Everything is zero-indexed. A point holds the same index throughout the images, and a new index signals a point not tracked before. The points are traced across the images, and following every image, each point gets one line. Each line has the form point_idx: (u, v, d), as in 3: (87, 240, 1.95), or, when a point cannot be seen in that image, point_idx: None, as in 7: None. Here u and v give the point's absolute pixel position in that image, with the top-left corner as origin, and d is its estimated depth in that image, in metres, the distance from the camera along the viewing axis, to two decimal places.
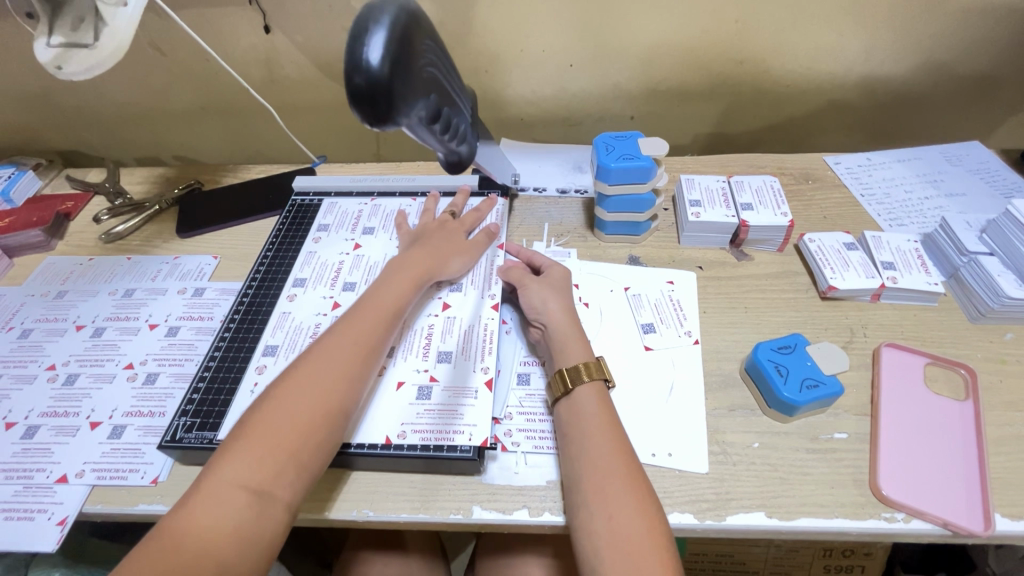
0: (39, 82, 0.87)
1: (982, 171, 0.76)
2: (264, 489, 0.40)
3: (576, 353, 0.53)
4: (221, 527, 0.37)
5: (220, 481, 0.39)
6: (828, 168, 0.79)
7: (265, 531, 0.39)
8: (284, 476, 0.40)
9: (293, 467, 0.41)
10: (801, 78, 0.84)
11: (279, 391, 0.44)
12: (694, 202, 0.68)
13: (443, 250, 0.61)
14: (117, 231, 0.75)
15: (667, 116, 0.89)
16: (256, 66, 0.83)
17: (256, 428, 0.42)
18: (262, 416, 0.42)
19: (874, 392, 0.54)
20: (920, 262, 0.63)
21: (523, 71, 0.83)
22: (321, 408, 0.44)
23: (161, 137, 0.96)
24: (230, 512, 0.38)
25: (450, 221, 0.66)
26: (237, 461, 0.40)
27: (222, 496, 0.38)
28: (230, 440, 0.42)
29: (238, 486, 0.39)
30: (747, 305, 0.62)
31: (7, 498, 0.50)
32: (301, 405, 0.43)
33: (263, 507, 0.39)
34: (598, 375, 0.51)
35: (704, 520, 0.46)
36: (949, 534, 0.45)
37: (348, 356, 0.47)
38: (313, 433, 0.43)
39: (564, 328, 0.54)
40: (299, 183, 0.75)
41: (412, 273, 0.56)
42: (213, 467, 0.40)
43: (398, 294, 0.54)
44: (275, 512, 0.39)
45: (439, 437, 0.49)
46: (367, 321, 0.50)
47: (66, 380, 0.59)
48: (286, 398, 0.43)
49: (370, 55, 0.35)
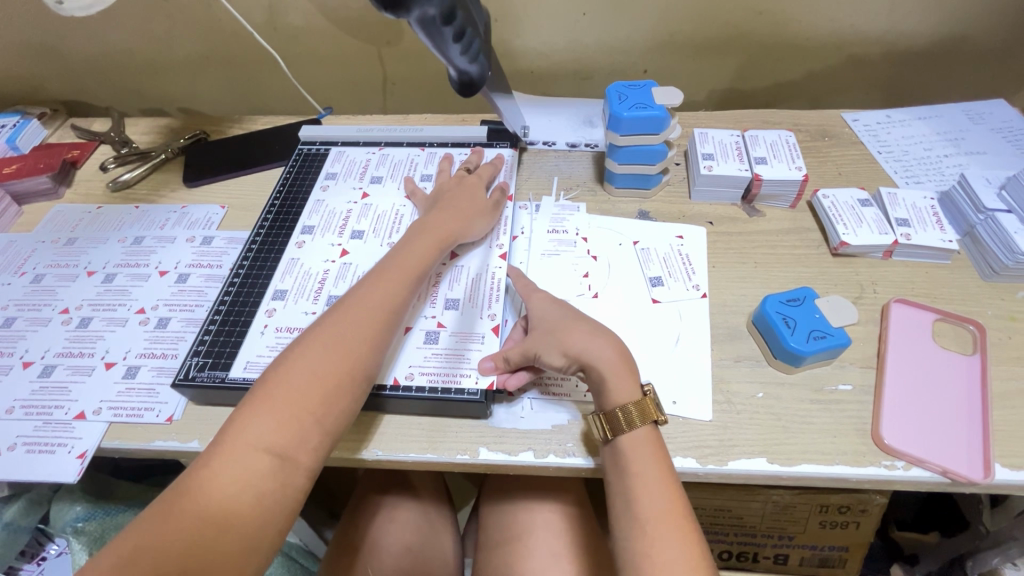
0: (40, 28, 0.85)
1: (1005, 130, 0.74)
2: (288, 453, 0.40)
3: (624, 392, 0.46)
4: (246, 492, 0.38)
5: (242, 443, 0.39)
6: (846, 124, 0.77)
7: (287, 496, 0.39)
8: (308, 441, 0.41)
9: (317, 432, 0.41)
10: (821, 31, 0.81)
11: (301, 353, 0.43)
12: (707, 156, 0.67)
13: (464, 211, 0.59)
14: (124, 179, 0.74)
15: (682, 70, 0.86)
16: (259, 11, 0.81)
17: (279, 391, 0.41)
18: (284, 378, 0.42)
19: (881, 346, 0.53)
20: (936, 220, 0.61)
21: (533, 20, 0.81)
22: (344, 373, 0.43)
23: (164, 87, 0.94)
24: (255, 477, 0.38)
25: (468, 176, 0.65)
26: (258, 423, 0.40)
27: (245, 459, 0.38)
28: (247, 401, 0.41)
29: (261, 450, 0.39)
30: (756, 260, 0.62)
31: (28, 432, 0.52)
32: (325, 370, 0.43)
33: (286, 472, 0.39)
34: (649, 417, 0.45)
35: (706, 464, 0.47)
36: (948, 482, 0.46)
37: (372, 322, 0.47)
38: (336, 399, 0.43)
39: (605, 362, 0.47)
40: (306, 133, 0.74)
41: (432, 236, 0.55)
42: (233, 429, 0.39)
43: (420, 257, 0.53)
44: (297, 478, 0.40)
45: (447, 383, 0.50)
46: (389, 284, 0.50)
47: (79, 323, 0.60)
48: (310, 362, 0.43)
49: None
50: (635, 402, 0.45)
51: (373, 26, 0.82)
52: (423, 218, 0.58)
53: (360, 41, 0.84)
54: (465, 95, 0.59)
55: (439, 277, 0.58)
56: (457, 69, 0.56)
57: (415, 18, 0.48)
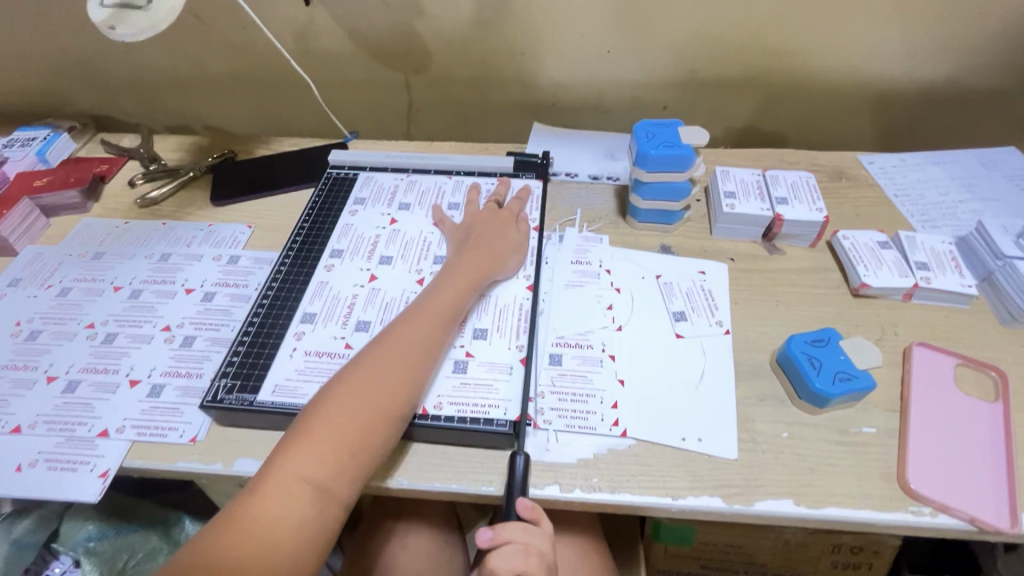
0: (77, 45, 0.87)
1: (1017, 177, 0.75)
2: (325, 485, 0.40)
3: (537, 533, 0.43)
4: (283, 523, 0.38)
5: (285, 474, 0.40)
6: (861, 166, 0.79)
7: (323, 529, 0.39)
8: (345, 474, 0.41)
9: (354, 465, 0.42)
10: (836, 75, 0.84)
11: (342, 387, 0.44)
12: (728, 194, 0.68)
13: (496, 248, 0.61)
14: (152, 197, 0.75)
15: (701, 108, 0.89)
16: (293, 37, 0.84)
17: (320, 426, 0.42)
18: (325, 413, 0.43)
19: (904, 389, 0.54)
20: (954, 264, 0.63)
21: (558, 55, 0.83)
22: (383, 407, 0.44)
23: (192, 106, 0.96)
24: (295, 506, 0.39)
25: (499, 211, 0.66)
26: (300, 455, 0.41)
27: (287, 490, 0.39)
28: (290, 433, 0.42)
29: (300, 481, 0.40)
30: (778, 298, 0.63)
31: (50, 449, 0.52)
32: (366, 404, 0.44)
33: (324, 504, 0.40)
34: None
35: (733, 504, 0.47)
36: (975, 530, 0.46)
37: (410, 356, 0.48)
38: (375, 432, 0.43)
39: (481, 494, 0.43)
40: (334, 157, 0.75)
41: (468, 273, 0.57)
42: (278, 458, 0.41)
43: (456, 293, 0.55)
44: (332, 510, 0.40)
45: (476, 414, 0.50)
46: (428, 320, 0.51)
47: (105, 338, 0.60)
48: (352, 395, 0.44)
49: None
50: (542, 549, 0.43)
51: (403, 55, 0.85)
52: (459, 253, 0.60)
53: (389, 68, 0.87)
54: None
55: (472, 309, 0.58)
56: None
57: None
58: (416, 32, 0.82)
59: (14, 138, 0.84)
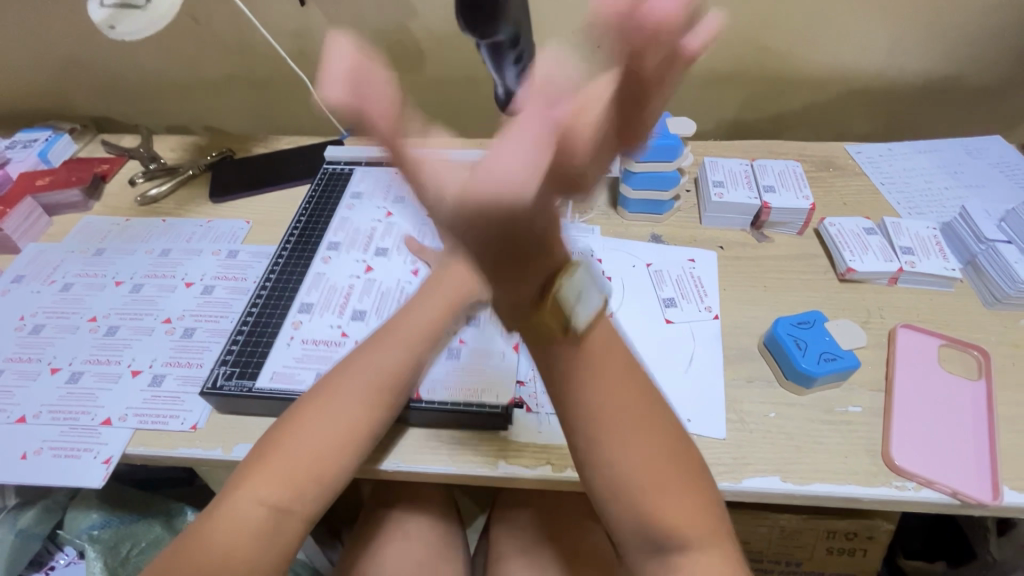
0: (77, 48, 0.89)
1: (1002, 165, 0.76)
2: (283, 508, 0.41)
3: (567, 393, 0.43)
4: (235, 549, 0.39)
5: (240, 500, 0.41)
6: (849, 156, 0.80)
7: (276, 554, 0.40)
8: (304, 495, 0.42)
9: (315, 491, 0.43)
10: (823, 68, 0.85)
11: (303, 416, 0.45)
12: (717, 184, 0.70)
13: None
14: (152, 195, 0.77)
15: (691, 102, 0.90)
16: (289, 37, 0.85)
17: (279, 455, 0.43)
18: (283, 443, 0.44)
19: (889, 369, 0.55)
20: (938, 249, 0.64)
21: None
22: (344, 436, 0.45)
23: (190, 107, 0.98)
24: (245, 534, 0.39)
25: None
26: (257, 483, 0.41)
27: (241, 517, 0.40)
28: (245, 464, 0.43)
29: (259, 506, 0.41)
30: (766, 284, 0.64)
31: (54, 437, 0.53)
32: (332, 428, 0.45)
33: (278, 532, 0.41)
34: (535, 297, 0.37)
35: (721, 482, 0.48)
36: (958, 504, 0.47)
37: (374, 380, 0.48)
38: (336, 458, 0.44)
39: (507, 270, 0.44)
40: (331, 153, 0.77)
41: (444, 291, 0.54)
42: (232, 486, 0.42)
43: (433, 311, 0.53)
44: (284, 538, 0.41)
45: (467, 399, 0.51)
46: (400, 343, 0.50)
47: (107, 331, 0.61)
48: (313, 425, 0.45)
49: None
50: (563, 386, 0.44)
51: (398, 53, 0.86)
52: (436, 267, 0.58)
53: (384, 67, 0.88)
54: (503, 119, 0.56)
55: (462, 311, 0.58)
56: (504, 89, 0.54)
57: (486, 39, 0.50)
58: (410, 31, 0.83)
59: (16, 139, 0.85)
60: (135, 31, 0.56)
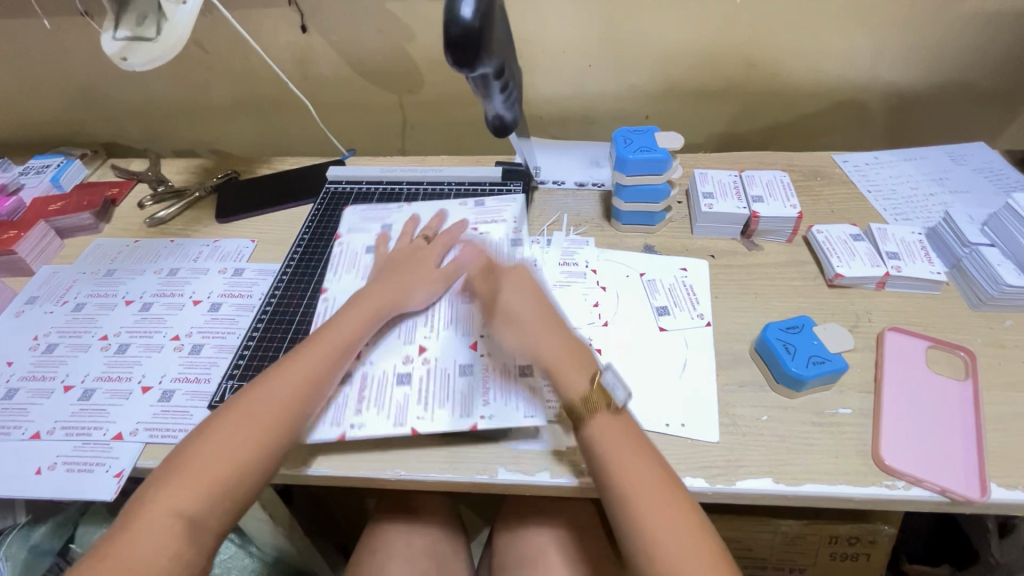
0: (87, 78, 0.93)
1: (986, 170, 0.79)
2: (197, 520, 0.43)
3: (578, 380, 0.50)
4: (155, 548, 0.41)
5: (161, 505, 0.42)
6: (836, 165, 0.82)
7: (197, 555, 0.42)
8: (215, 509, 0.44)
9: (222, 499, 0.44)
10: (809, 80, 0.88)
11: (222, 420, 0.47)
12: (707, 195, 0.71)
13: (407, 279, 0.61)
14: (160, 216, 0.79)
15: (681, 116, 0.93)
16: (292, 62, 0.89)
17: (193, 462, 0.45)
18: (196, 450, 0.45)
19: (878, 371, 0.56)
20: (924, 253, 0.65)
21: (543, 71, 0.88)
22: (263, 440, 0.47)
23: (197, 131, 1.01)
24: (161, 542, 0.41)
25: (423, 246, 0.65)
26: (174, 489, 0.43)
27: (158, 526, 0.41)
28: (167, 468, 0.45)
29: (172, 516, 0.42)
30: (757, 291, 0.65)
31: (68, 452, 0.54)
32: (241, 438, 0.46)
33: (196, 536, 0.42)
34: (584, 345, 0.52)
35: (715, 484, 0.50)
36: (948, 501, 0.48)
37: (290, 392, 0.50)
38: (251, 466, 0.46)
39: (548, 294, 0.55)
40: (332, 173, 0.80)
41: (367, 307, 0.58)
42: (146, 496, 0.43)
43: (354, 326, 0.56)
44: (206, 538, 0.43)
45: (465, 419, 0.52)
46: (317, 354, 0.53)
47: (118, 349, 0.63)
48: (221, 442, 0.46)
49: (464, 10, 0.47)
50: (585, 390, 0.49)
51: (397, 76, 0.89)
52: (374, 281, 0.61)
53: (383, 89, 0.91)
54: (497, 136, 0.61)
55: (465, 320, 0.60)
56: (496, 112, 0.59)
57: (474, 72, 0.51)
58: (408, 54, 0.86)
59: (29, 166, 0.88)
60: (154, 62, 0.59)
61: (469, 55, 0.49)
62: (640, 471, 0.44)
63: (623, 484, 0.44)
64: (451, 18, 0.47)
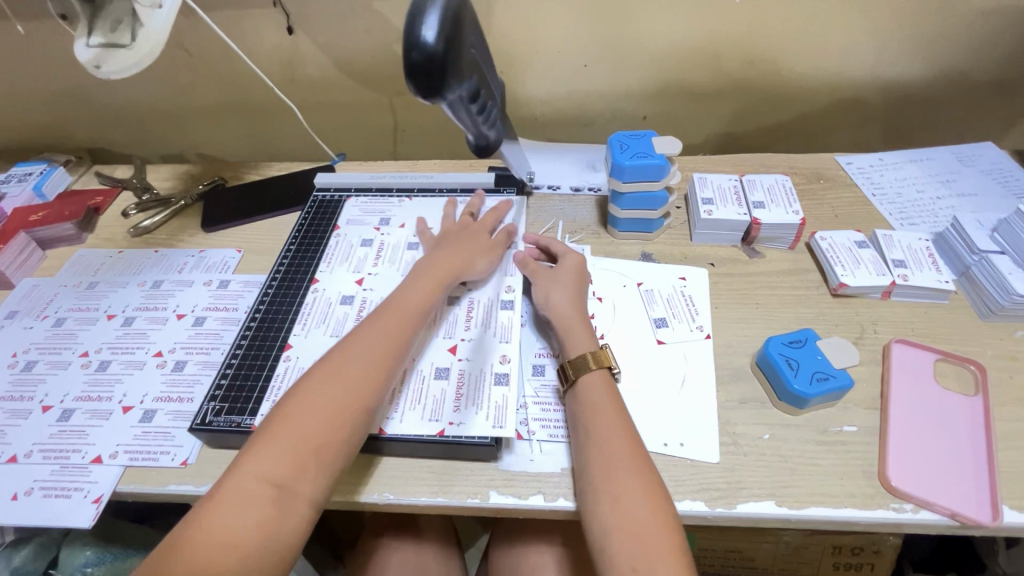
0: (69, 82, 0.90)
1: (994, 172, 0.76)
2: (288, 486, 0.41)
3: (582, 341, 0.55)
4: (246, 513, 0.39)
5: (251, 469, 0.41)
6: (839, 167, 0.80)
7: (289, 524, 0.41)
8: (308, 474, 0.42)
9: (316, 465, 0.43)
10: (811, 79, 0.85)
11: (308, 385, 0.46)
12: (706, 201, 0.69)
13: (466, 252, 0.62)
14: (145, 225, 0.77)
15: (679, 116, 0.90)
16: (279, 65, 0.86)
17: (282, 424, 0.44)
18: (284, 413, 0.44)
19: (884, 386, 0.54)
20: (931, 261, 0.63)
21: (537, 72, 0.85)
22: (350, 404, 0.46)
23: (185, 135, 0.99)
24: (254, 504, 0.40)
25: (471, 222, 0.67)
26: (262, 454, 0.42)
27: (249, 488, 0.40)
28: (258, 432, 0.44)
29: (263, 482, 0.41)
30: (758, 301, 0.63)
31: (45, 477, 0.53)
32: (328, 403, 0.45)
33: (286, 502, 0.41)
34: (604, 363, 0.53)
35: (715, 507, 0.48)
36: (957, 525, 0.46)
37: (373, 359, 0.49)
38: (340, 431, 0.45)
39: (570, 314, 0.58)
40: (320, 180, 0.77)
41: (433, 276, 0.58)
42: (238, 462, 0.42)
43: (422, 297, 0.56)
44: (298, 507, 0.41)
45: (434, 422, 0.52)
46: (393, 321, 0.52)
47: (99, 366, 0.61)
48: (311, 405, 0.45)
49: (426, 34, 0.43)
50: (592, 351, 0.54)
51: (387, 78, 0.87)
52: (433, 254, 0.62)
53: (374, 92, 0.89)
54: (480, 156, 0.58)
55: (456, 320, 0.60)
56: (476, 134, 0.55)
57: (445, 100, 0.47)
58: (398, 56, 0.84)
59: (12, 174, 0.86)
60: (147, 62, 0.57)
61: (436, 84, 0.45)
62: (620, 480, 0.45)
63: (603, 490, 0.45)
64: (411, 45, 0.43)
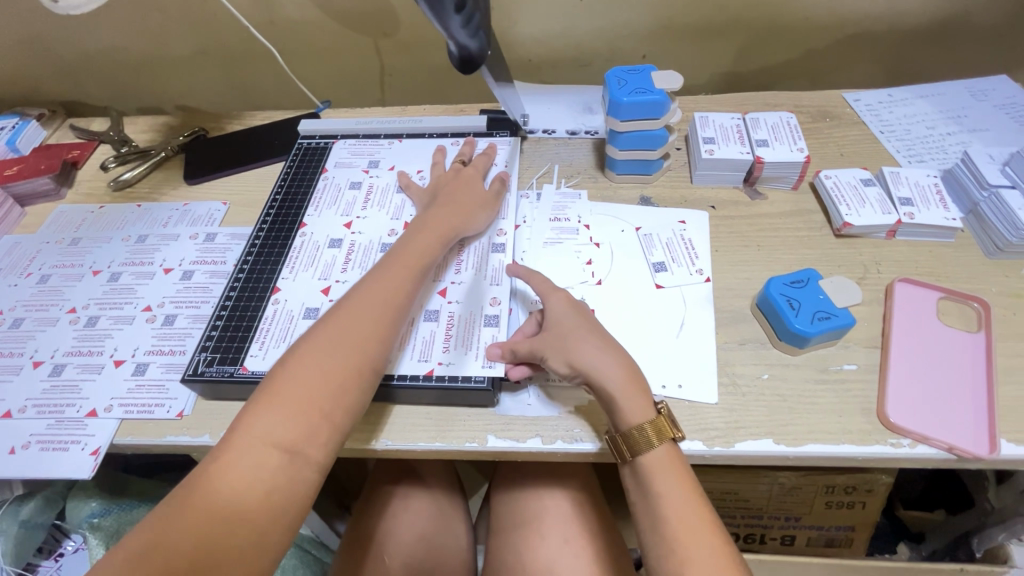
0: (35, 30, 0.85)
1: (1008, 107, 0.73)
2: (296, 450, 0.41)
3: (633, 412, 0.45)
4: (251, 485, 0.39)
5: (254, 436, 0.40)
6: (847, 105, 0.76)
7: (297, 491, 0.40)
8: (316, 438, 0.42)
9: (324, 428, 0.42)
10: (819, 10, 0.80)
11: (311, 347, 0.45)
12: (708, 140, 0.66)
13: (463, 205, 0.59)
14: (125, 179, 0.74)
15: (680, 54, 0.86)
16: (254, 4, 0.81)
17: (287, 384, 0.43)
18: (287, 378, 0.43)
19: (885, 326, 0.54)
20: (939, 198, 0.61)
21: (530, 7, 0.80)
22: (355, 367, 0.45)
23: (162, 85, 0.94)
24: (262, 473, 0.39)
25: (462, 169, 0.65)
26: (266, 420, 0.41)
27: (256, 454, 0.40)
28: (261, 394, 0.42)
29: (269, 446, 0.40)
30: (760, 243, 0.62)
31: (42, 431, 0.52)
32: (336, 364, 0.44)
33: (295, 467, 0.41)
34: (664, 436, 0.45)
35: (713, 447, 0.48)
36: (955, 458, 0.46)
37: (377, 318, 0.48)
38: (347, 393, 0.44)
39: (614, 381, 0.46)
40: (305, 127, 0.74)
41: (433, 230, 0.56)
42: (241, 425, 0.41)
43: (422, 248, 0.54)
44: (307, 472, 0.41)
45: (424, 363, 0.51)
46: (396, 276, 0.51)
47: (87, 322, 0.60)
48: (316, 368, 0.43)
49: None
50: (648, 422, 0.45)
51: (370, 17, 0.81)
52: (430, 207, 0.59)
53: (357, 33, 0.84)
54: (464, 73, 0.55)
55: (446, 265, 0.59)
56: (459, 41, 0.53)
57: None
58: None
59: None
60: None
61: None
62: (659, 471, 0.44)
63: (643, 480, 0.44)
64: None
